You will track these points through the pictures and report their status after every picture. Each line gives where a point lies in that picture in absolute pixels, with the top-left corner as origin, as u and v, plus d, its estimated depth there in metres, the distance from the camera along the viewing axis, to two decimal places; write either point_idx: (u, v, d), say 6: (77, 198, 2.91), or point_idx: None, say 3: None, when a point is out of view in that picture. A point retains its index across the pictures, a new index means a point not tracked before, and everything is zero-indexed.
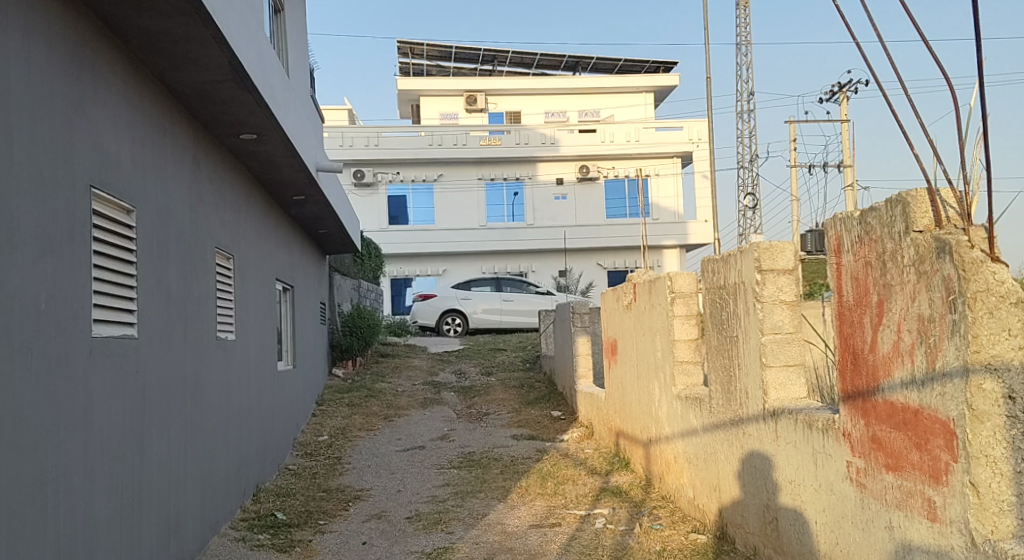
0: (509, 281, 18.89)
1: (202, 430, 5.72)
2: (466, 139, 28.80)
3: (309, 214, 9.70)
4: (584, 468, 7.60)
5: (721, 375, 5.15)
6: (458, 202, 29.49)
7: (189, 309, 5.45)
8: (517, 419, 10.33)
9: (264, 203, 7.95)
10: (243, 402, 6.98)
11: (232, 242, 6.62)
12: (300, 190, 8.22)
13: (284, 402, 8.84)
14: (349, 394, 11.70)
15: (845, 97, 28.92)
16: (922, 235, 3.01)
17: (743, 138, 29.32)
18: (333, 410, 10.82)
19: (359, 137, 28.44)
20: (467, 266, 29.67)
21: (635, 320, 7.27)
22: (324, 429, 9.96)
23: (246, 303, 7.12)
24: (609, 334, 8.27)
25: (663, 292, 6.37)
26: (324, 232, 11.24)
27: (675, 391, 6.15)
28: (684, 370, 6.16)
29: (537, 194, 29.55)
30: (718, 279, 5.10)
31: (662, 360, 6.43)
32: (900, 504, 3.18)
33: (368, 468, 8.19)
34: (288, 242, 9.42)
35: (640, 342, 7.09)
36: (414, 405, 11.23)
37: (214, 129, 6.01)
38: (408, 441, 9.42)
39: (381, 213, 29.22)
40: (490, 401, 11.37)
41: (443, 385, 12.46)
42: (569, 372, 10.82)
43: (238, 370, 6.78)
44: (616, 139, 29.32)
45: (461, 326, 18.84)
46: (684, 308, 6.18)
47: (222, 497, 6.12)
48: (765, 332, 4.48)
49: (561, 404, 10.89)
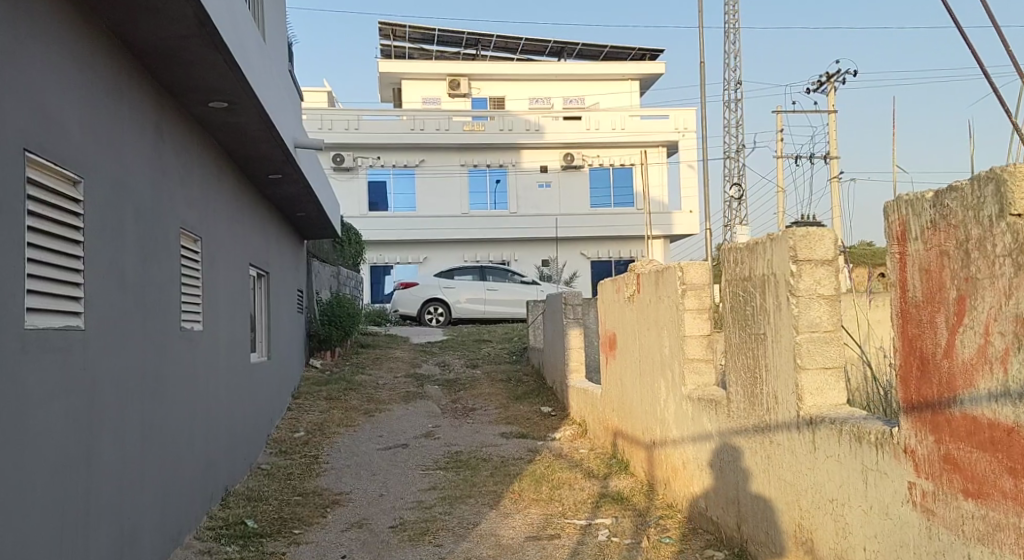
0: (493, 269, 18.35)
1: (164, 432, 5.12)
2: (449, 124, 28.22)
3: (286, 195, 9.05)
4: (580, 470, 7.13)
5: (743, 376, 4.63)
6: (440, 189, 28.81)
7: (149, 297, 4.83)
8: (505, 415, 9.81)
9: (236, 182, 7.31)
10: (212, 397, 6.37)
11: (200, 222, 6.00)
12: (276, 167, 7.57)
13: (257, 396, 8.23)
14: (327, 387, 11.12)
15: (832, 88, 28.65)
16: (1021, 220, 2.49)
17: (729, 128, 28.95)
18: (310, 404, 10.23)
19: (338, 120, 27.65)
20: (449, 254, 29.05)
21: (637, 314, 6.77)
22: (301, 425, 9.37)
23: (217, 290, 6.53)
24: (608, 327, 7.77)
25: (673, 284, 5.85)
26: (302, 214, 10.57)
27: (685, 391, 5.65)
28: (695, 368, 5.65)
29: (521, 181, 28.98)
30: (743, 270, 4.58)
31: (670, 357, 5.94)
32: (983, 537, 2.70)
33: (347, 468, 7.63)
34: (263, 224, 8.78)
35: (643, 337, 6.60)
36: (396, 399, 10.66)
37: (181, 96, 5.36)
38: (390, 438, 8.86)
39: (361, 199, 28.49)
40: (476, 396, 10.82)
41: (427, 377, 11.90)
42: (560, 366, 10.31)
43: (206, 364, 6.17)
44: (602, 126, 28.79)
45: (444, 316, 18.24)
46: (696, 302, 5.67)
47: (186, 504, 5.52)
48: (801, 331, 3.98)
49: (551, 399, 10.39)
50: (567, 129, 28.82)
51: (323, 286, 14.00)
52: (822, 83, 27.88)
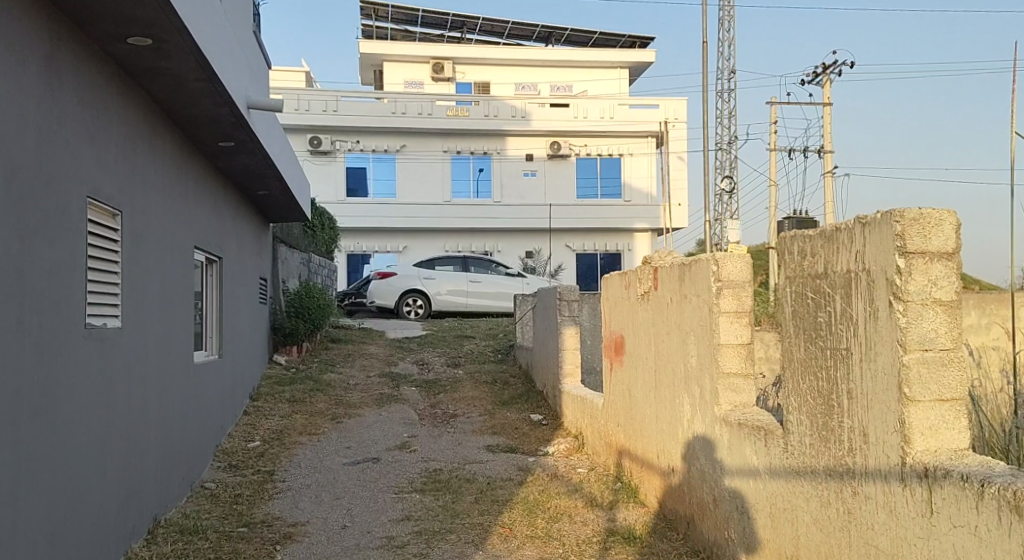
0: (476, 260, 17.27)
1: (58, 457, 3.93)
2: (432, 108, 27.04)
3: (243, 168, 7.84)
4: (580, 497, 6.08)
5: (811, 404, 3.57)
6: (421, 175, 27.55)
7: (31, 287, 3.63)
8: (490, 423, 8.72)
9: (175, 149, 6.13)
10: (138, 408, 5.19)
11: (120, 192, 4.81)
12: (225, 130, 6.37)
13: (203, 401, 7.06)
14: (291, 387, 9.96)
15: (828, 79, 27.78)
16: None
17: (722, 118, 27.90)
18: (269, 408, 9.06)
19: (316, 101, 26.36)
20: (429, 243, 27.83)
21: (653, 314, 5.71)
22: (257, 433, 8.21)
23: (144, 279, 5.35)
24: (614, 330, 6.71)
25: (705, 279, 4.78)
26: (264, 193, 9.37)
27: (719, 413, 4.59)
28: (732, 385, 4.59)
29: (506, 169, 27.87)
30: (816, 265, 3.51)
31: (697, 370, 4.88)
32: None
33: (306, 491, 6.48)
34: (214, 201, 7.61)
35: (660, 342, 5.54)
36: (367, 403, 9.53)
37: (88, 26, 4.16)
38: (358, 451, 7.74)
39: (338, 185, 27.15)
40: (457, 400, 9.72)
41: (403, 377, 10.77)
42: (551, 369, 9.25)
43: (128, 368, 4.98)
44: (590, 114, 27.73)
45: (423, 309, 17.06)
46: (734, 303, 4.60)
47: (93, 550, 4.32)
48: (908, 349, 2.92)
49: (541, 405, 9.34)
50: (554, 116, 27.73)
51: (291, 274, 12.79)
52: (817, 75, 26.99)
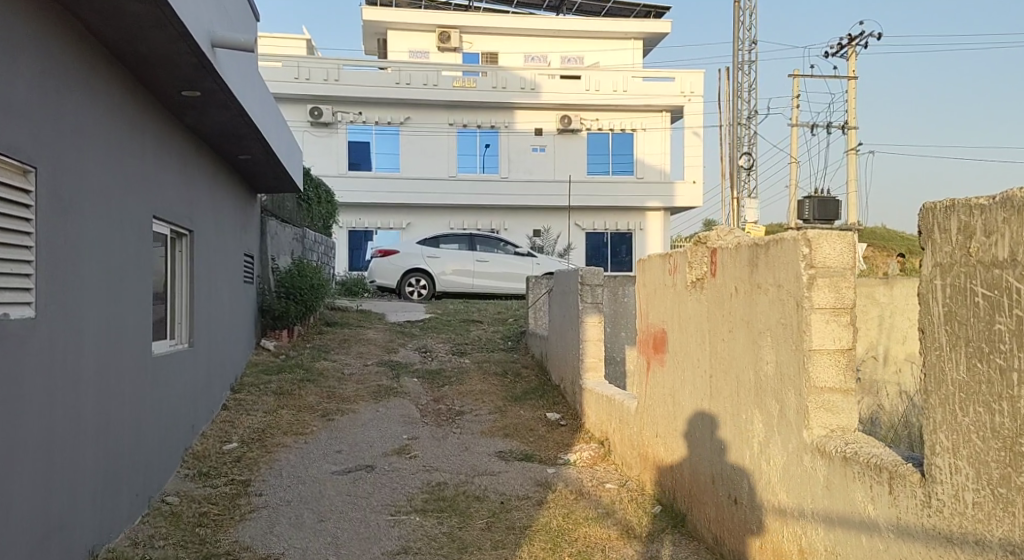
0: (483, 238, 16.16)
1: None
2: (437, 78, 25.78)
3: (215, 124, 6.73)
4: (613, 525, 5.04)
5: (977, 447, 2.47)
6: (425, 149, 26.36)
7: None
8: (501, 423, 7.68)
9: (121, 97, 5.03)
10: (64, 413, 4.09)
11: (31, 140, 3.73)
12: (184, 71, 5.26)
13: (167, 400, 6.02)
14: (277, 378, 8.92)
15: (854, 50, 26.30)
16: None
17: (742, 91, 26.43)
18: (252, 402, 8.03)
19: (317, 69, 25.15)
20: (433, 220, 26.61)
21: (709, 305, 4.63)
22: (235, 433, 7.17)
23: (73, 254, 4.26)
24: (652, 323, 5.66)
25: (789, 264, 3.70)
26: (247, 158, 8.26)
27: (809, 439, 3.52)
28: (828, 404, 3.51)
29: (514, 144, 26.71)
30: (994, 244, 2.41)
31: (776, 380, 3.80)
32: None
33: (285, 511, 5.44)
34: (182, 165, 6.54)
35: (720, 341, 4.46)
36: (363, 397, 8.49)
37: None
38: (350, 456, 6.69)
39: (339, 158, 25.94)
40: (464, 394, 8.67)
41: (404, 367, 9.74)
42: (570, 363, 8.20)
43: (45, 367, 3.87)
44: (602, 87, 26.47)
45: (426, 289, 16.01)
46: (832, 296, 3.53)
47: None
48: None
49: (558, 403, 8.29)
50: (565, 88, 26.47)
51: (284, 251, 11.72)
52: (842, 46, 25.55)
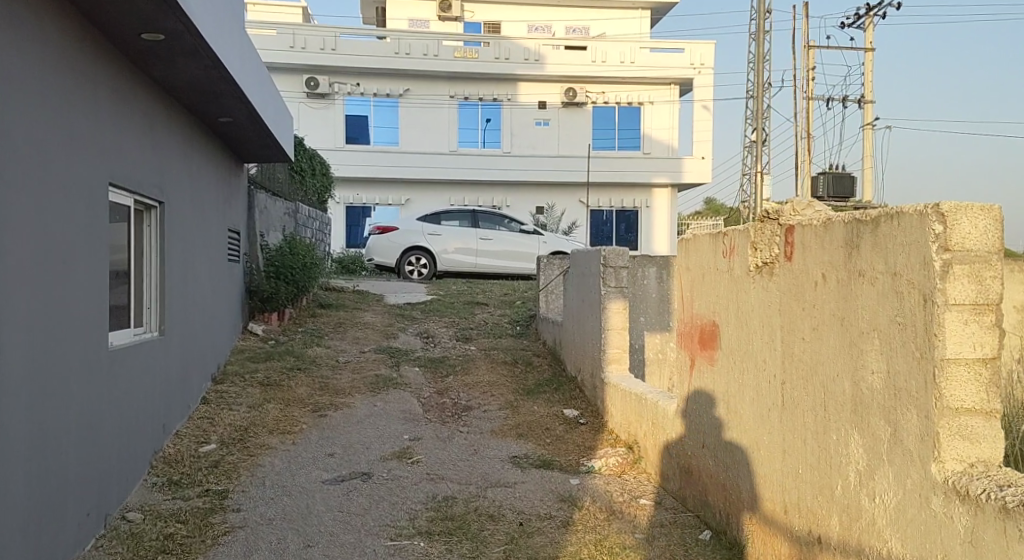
0: (487, 216, 15.27)
1: None
2: (438, 48, 24.69)
3: (186, 77, 5.83)
4: (656, 556, 4.20)
5: None
6: (425, 122, 25.32)
7: None
8: (513, 421, 6.87)
9: (60, 36, 4.14)
10: None
11: None
12: (139, 4, 4.36)
13: (129, 400, 5.19)
14: (265, 367, 8.09)
15: (872, 21, 25.19)
16: None
17: (754, 64, 25.39)
18: (234, 396, 7.20)
19: (313, 38, 24.06)
20: (432, 196, 25.59)
21: (781, 295, 3.76)
22: (213, 432, 6.34)
23: None
24: (699, 315, 4.80)
25: (911, 246, 2.80)
26: (227, 121, 7.36)
27: (939, 477, 2.65)
28: (965, 431, 2.64)
29: (517, 117, 25.69)
30: None
31: (887, 397, 2.94)
32: None
33: (265, 534, 4.61)
34: (147, 125, 5.65)
35: (797, 342, 3.59)
36: (358, 388, 7.66)
37: None
38: (344, 461, 5.87)
39: (336, 131, 24.87)
40: (470, 386, 7.84)
41: (404, 354, 8.90)
42: (589, 353, 7.36)
43: None
44: (609, 58, 25.41)
45: (427, 269, 15.15)
46: (973, 289, 2.62)
47: None
48: None
49: (576, 398, 7.46)
50: (570, 59, 25.42)
51: (274, 227, 10.83)
52: (860, 16, 24.48)
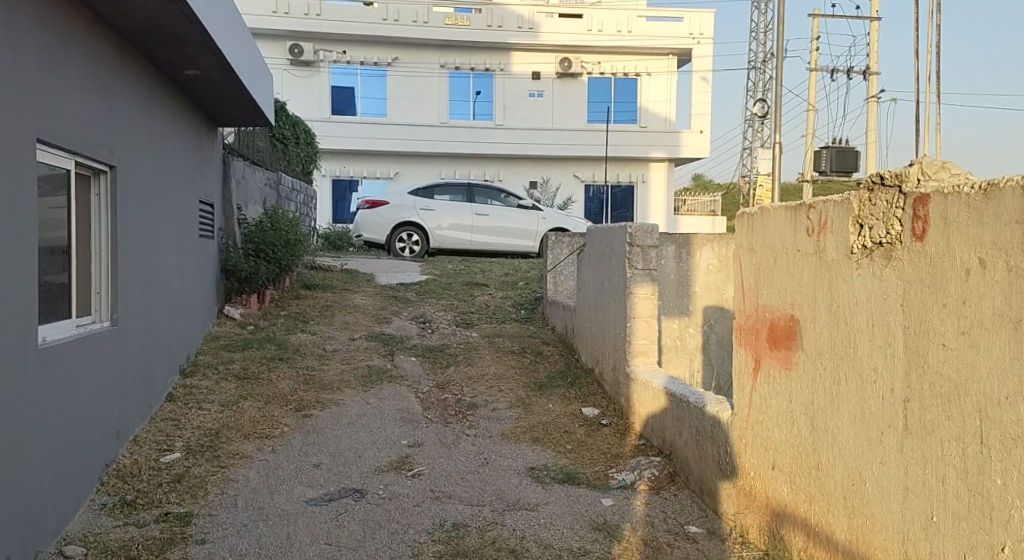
0: (483, 189, 14.29)
1: None
2: (427, 14, 23.51)
3: (141, 15, 4.85)
4: None
5: None
6: (414, 92, 24.17)
7: None
8: (527, 422, 6.00)
9: None
10: None
11: None
12: None
13: (70, 405, 4.26)
14: (242, 357, 7.16)
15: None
16: None
17: (757, 34, 24.40)
18: (205, 393, 6.27)
19: (297, 2, 22.81)
20: (421, 169, 24.42)
21: (906, 286, 2.87)
22: (179, 438, 5.43)
23: None
24: (770, 308, 3.92)
25: None
26: (194, 74, 6.36)
27: None
28: None
29: (510, 88, 24.59)
30: None
31: None
32: None
33: None
34: (91, 73, 4.64)
35: (935, 350, 2.71)
36: (348, 381, 6.76)
37: None
38: (332, 475, 4.98)
39: (321, 101, 23.67)
40: (475, 380, 6.97)
41: (399, 342, 7.99)
42: (609, 343, 6.49)
43: None
44: (606, 27, 24.34)
45: (418, 246, 14.18)
46: None
47: None
48: None
49: (594, 395, 6.60)
50: (566, 28, 24.31)
51: (253, 200, 9.83)
52: None
